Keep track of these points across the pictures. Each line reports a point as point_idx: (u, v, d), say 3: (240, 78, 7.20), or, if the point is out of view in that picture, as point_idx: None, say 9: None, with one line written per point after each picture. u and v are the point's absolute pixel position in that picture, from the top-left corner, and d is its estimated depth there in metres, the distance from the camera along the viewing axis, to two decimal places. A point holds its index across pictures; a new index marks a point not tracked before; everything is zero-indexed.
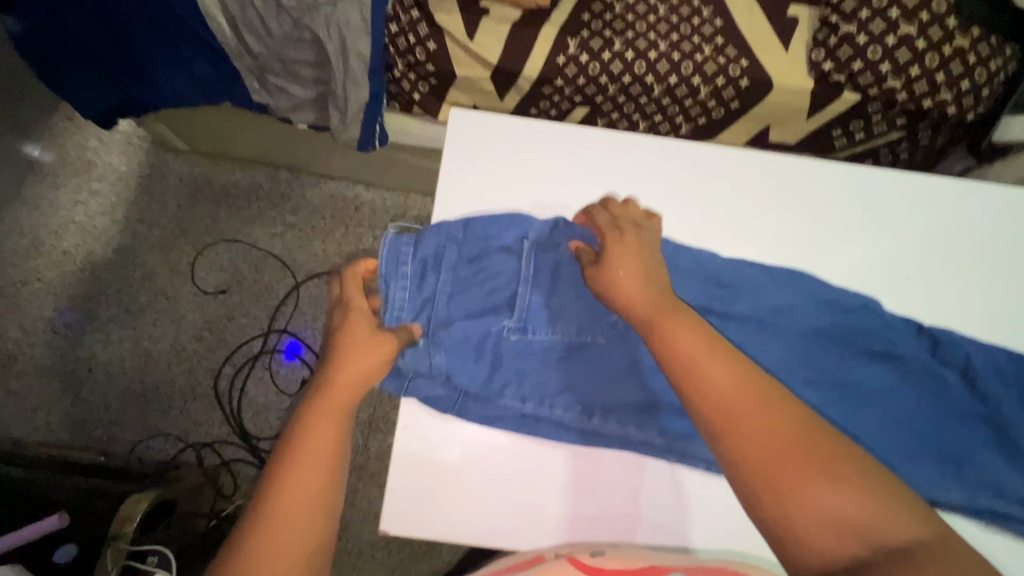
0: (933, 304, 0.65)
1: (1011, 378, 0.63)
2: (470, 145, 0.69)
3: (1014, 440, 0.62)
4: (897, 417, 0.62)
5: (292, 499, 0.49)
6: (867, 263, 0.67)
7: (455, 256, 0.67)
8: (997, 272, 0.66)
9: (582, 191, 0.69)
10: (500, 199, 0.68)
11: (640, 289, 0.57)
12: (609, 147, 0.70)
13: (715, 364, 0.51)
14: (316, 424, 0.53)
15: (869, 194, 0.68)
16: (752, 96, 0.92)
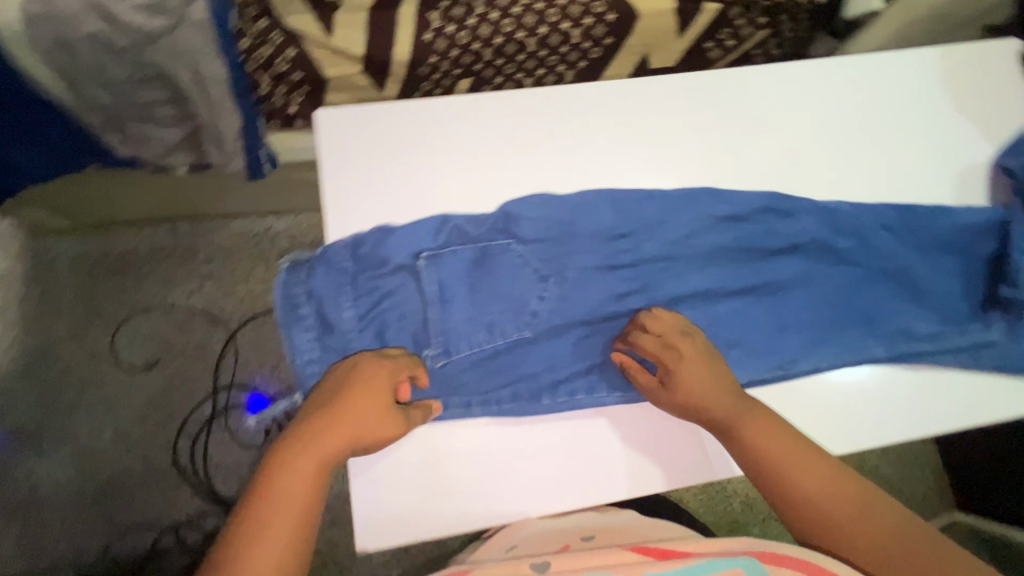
0: (830, 181, 0.69)
1: (898, 228, 0.67)
2: (343, 149, 0.65)
3: (917, 286, 0.66)
4: (818, 295, 0.66)
5: (283, 497, 0.53)
6: (758, 161, 0.69)
7: (351, 295, 0.63)
8: (877, 135, 0.70)
9: (467, 184, 0.67)
10: (390, 196, 0.65)
11: (715, 397, 0.60)
12: (482, 127, 0.68)
13: (778, 434, 0.59)
14: (319, 434, 0.55)
15: (747, 94, 0.70)
16: (620, 28, 0.93)
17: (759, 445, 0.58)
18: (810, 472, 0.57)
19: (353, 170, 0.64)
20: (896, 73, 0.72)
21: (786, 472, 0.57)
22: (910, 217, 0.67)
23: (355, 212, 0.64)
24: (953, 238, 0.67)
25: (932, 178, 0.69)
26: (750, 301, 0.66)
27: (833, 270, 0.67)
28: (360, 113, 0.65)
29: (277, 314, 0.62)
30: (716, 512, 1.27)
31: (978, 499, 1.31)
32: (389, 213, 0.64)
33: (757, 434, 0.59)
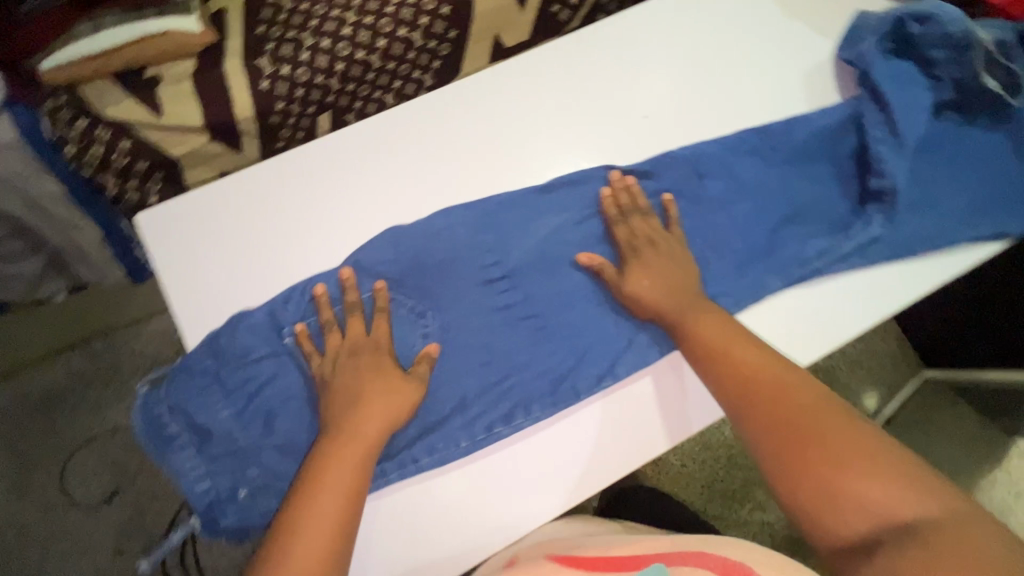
0: (691, 120, 0.68)
1: (763, 148, 0.67)
2: (181, 246, 0.62)
3: (801, 202, 0.66)
4: (712, 236, 0.65)
5: (330, 485, 0.53)
6: (615, 123, 0.68)
7: (221, 397, 0.59)
8: (728, 60, 0.69)
9: (322, 240, 0.64)
10: (246, 281, 0.62)
11: (665, 300, 0.61)
12: (320, 176, 0.65)
13: (743, 342, 0.58)
14: (361, 418, 0.57)
15: (586, 60, 0.69)
16: (459, 18, 0.89)
17: (727, 349, 0.58)
18: (775, 373, 0.56)
19: (204, 263, 0.62)
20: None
21: (748, 371, 0.56)
22: (768, 136, 0.67)
23: (213, 307, 0.61)
24: (816, 143, 0.67)
25: (790, 86, 0.69)
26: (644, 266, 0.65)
27: (713, 210, 0.66)
28: (199, 201, 0.63)
29: (143, 441, 0.59)
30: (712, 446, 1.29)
31: (942, 354, 1.37)
32: (246, 297, 0.62)
33: (725, 340, 0.59)
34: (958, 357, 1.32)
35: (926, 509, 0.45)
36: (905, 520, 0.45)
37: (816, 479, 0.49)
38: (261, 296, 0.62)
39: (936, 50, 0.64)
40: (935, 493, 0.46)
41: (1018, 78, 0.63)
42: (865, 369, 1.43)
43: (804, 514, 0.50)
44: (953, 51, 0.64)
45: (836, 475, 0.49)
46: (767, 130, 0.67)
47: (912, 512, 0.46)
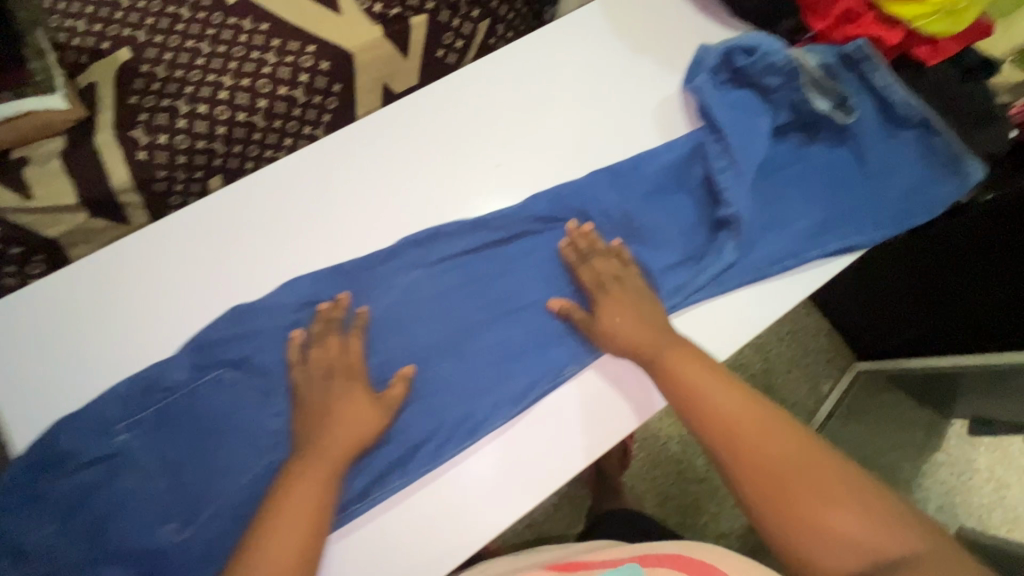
0: (547, 163, 0.66)
1: (616, 190, 0.64)
2: (20, 342, 0.62)
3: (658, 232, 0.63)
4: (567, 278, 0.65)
5: (298, 502, 0.54)
6: (467, 176, 0.67)
7: (49, 510, 0.57)
8: (594, 93, 0.64)
9: (167, 323, 0.63)
10: (88, 371, 0.62)
11: (641, 338, 0.58)
12: (167, 256, 0.65)
13: (706, 380, 0.56)
14: (327, 437, 0.57)
15: (431, 116, 0.68)
16: (341, 72, 0.89)
17: (698, 387, 0.56)
18: (741, 417, 0.54)
19: (56, 359, 0.62)
20: (586, 29, 0.68)
21: (720, 412, 0.54)
22: (620, 177, 0.63)
23: (54, 402, 0.61)
24: (676, 175, 0.62)
25: (663, 112, 0.63)
26: (503, 315, 0.64)
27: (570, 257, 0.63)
28: (19, 305, 0.62)
29: None
30: (660, 460, 1.31)
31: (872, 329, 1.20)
32: (85, 390, 0.61)
33: (693, 376, 0.56)
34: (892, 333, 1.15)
35: (906, 542, 0.46)
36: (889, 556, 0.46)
37: (802, 518, 0.49)
38: (102, 386, 0.62)
39: (771, 74, 0.60)
40: (907, 521, 0.48)
41: (846, 100, 0.60)
42: (799, 367, 1.45)
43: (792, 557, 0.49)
44: (785, 79, 0.60)
45: (817, 519, 0.48)
46: (619, 166, 0.63)
47: (897, 548, 0.46)
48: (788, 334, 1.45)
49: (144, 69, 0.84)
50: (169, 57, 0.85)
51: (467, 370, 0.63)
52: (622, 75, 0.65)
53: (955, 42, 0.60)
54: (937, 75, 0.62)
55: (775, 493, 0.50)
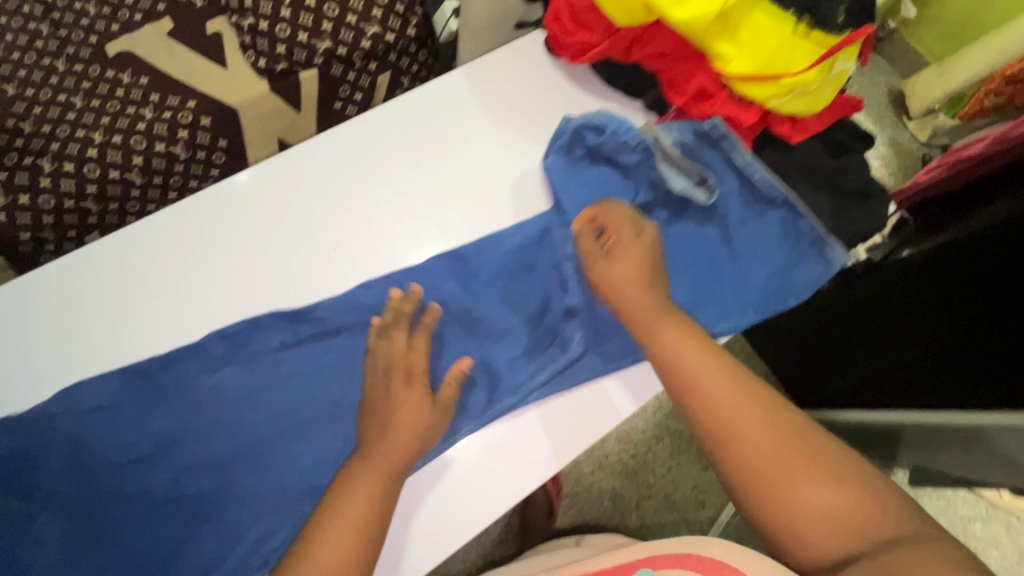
0: (399, 241, 0.58)
1: (466, 281, 0.57)
2: None
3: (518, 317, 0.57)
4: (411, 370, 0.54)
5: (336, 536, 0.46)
6: (302, 258, 0.57)
7: None
8: (445, 170, 0.60)
9: None
10: None
11: (639, 299, 0.53)
12: None
13: (703, 359, 0.51)
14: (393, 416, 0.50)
15: (260, 191, 0.58)
16: (225, 127, 0.85)
17: (689, 372, 0.51)
18: (729, 399, 0.50)
19: None
20: (445, 101, 0.63)
21: (714, 398, 0.50)
22: (465, 270, 0.57)
23: None
24: (525, 261, 0.57)
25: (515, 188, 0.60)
26: (337, 422, 0.53)
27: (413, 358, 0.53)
28: None
29: None
30: (591, 517, 1.29)
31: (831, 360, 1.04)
32: None
33: (686, 356, 0.51)
34: (857, 371, 0.98)
35: (891, 522, 0.45)
36: (880, 535, 0.45)
37: (793, 499, 0.47)
38: None
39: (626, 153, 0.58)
40: (887, 503, 0.47)
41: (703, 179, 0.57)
42: None
43: (781, 537, 0.48)
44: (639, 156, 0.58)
45: (808, 500, 0.47)
46: (464, 260, 0.56)
47: (889, 528, 0.45)
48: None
49: (7, 125, 0.79)
50: (37, 112, 0.80)
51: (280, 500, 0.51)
52: (479, 146, 0.61)
53: (817, 118, 0.58)
54: (802, 151, 0.60)
55: (767, 475, 0.48)
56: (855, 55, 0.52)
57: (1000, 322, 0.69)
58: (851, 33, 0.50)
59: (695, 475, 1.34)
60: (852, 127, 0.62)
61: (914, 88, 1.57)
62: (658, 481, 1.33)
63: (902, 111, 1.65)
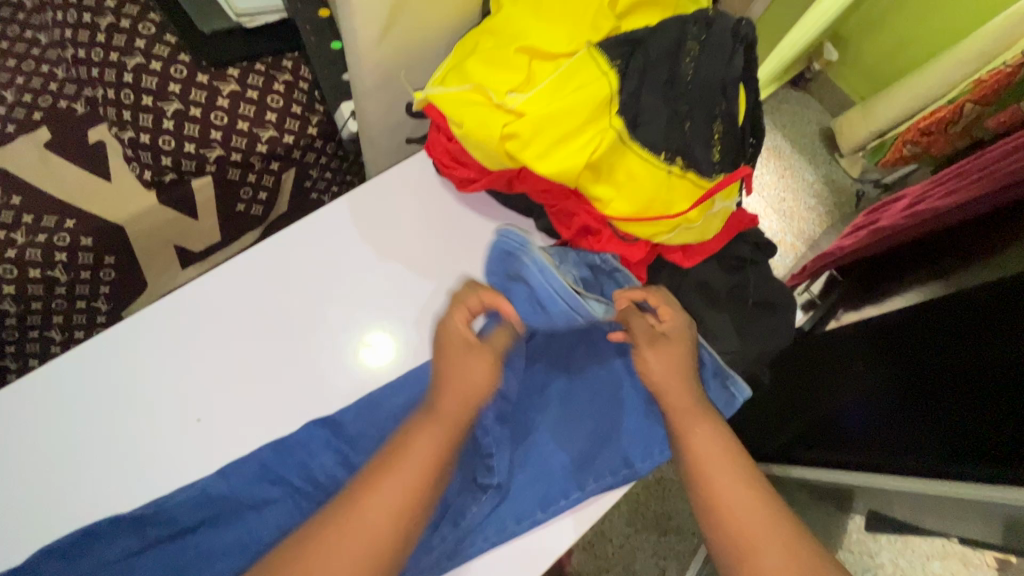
0: (276, 402, 0.52)
1: (347, 454, 0.49)
2: None
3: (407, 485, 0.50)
4: None
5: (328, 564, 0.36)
6: (153, 442, 0.49)
7: None
8: (322, 320, 0.56)
9: None
10: None
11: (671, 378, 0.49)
12: None
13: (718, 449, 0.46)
14: (414, 439, 0.42)
15: (101, 369, 0.51)
16: (111, 243, 0.79)
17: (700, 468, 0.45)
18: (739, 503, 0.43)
19: None
20: (322, 238, 0.58)
21: (728, 502, 0.43)
22: (343, 440, 0.50)
23: None
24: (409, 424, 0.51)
25: (401, 332, 0.56)
26: None
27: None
28: None
29: None
30: None
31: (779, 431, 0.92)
32: None
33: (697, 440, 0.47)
34: (783, 433, 0.89)
35: None
36: None
37: None
38: None
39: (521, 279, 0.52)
40: None
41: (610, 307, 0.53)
42: None
43: None
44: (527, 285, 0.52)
45: None
46: (342, 428, 0.50)
47: None
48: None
49: None
50: None
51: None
52: (363, 285, 0.58)
53: (708, 242, 0.56)
54: (700, 271, 0.58)
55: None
56: (735, 192, 0.50)
57: (982, 380, 0.58)
58: (727, 174, 0.48)
59: (653, 541, 1.29)
60: (750, 238, 0.61)
61: (840, 128, 1.59)
62: (615, 553, 1.27)
63: (833, 149, 1.67)
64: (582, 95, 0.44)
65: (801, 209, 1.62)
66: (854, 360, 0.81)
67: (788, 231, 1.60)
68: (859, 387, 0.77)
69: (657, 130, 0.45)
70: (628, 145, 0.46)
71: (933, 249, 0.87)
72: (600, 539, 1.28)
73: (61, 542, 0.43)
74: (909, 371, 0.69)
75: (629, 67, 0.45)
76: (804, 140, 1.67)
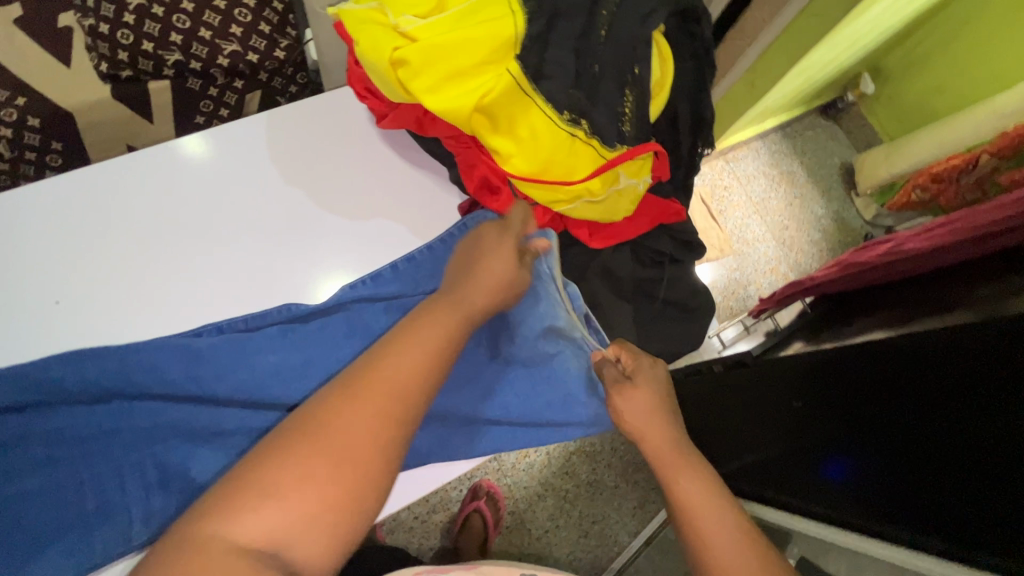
0: (144, 297, 0.51)
1: (196, 376, 0.47)
2: None
3: (249, 417, 0.48)
4: (103, 459, 0.45)
5: (306, 481, 0.33)
6: (7, 317, 0.48)
7: None
8: (211, 230, 0.54)
9: None
10: None
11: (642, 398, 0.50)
12: None
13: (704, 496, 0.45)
14: (395, 355, 0.39)
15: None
16: (60, 129, 0.79)
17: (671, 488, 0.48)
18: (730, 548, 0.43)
19: None
20: (232, 150, 0.56)
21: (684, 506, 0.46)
22: (199, 358, 0.47)
23: None
24: (265, 346, 0.49)
25: (290, 260, 0.55)
26: None
27: (104, 455, 0.45)
28: None
29: None
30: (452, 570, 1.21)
31: (741, 451, 0.82)
32: None
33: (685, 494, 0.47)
34: (735, 457, 0.84)
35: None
36: None
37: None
38: None
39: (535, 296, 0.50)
40: None
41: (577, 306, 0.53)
42: (628, 483, 1.28)
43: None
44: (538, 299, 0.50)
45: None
46: (198, 340, 0.49)
47: None
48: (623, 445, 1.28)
49: None
50: None
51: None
52: (262, 205, 0.55)
53: (621, 225, 0.53)
54: (608, 257, 0.55)
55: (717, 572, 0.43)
56: (642, 170, 0.47)
57: (937, 439, 0.47)
58: (633, 147, 0.45)
59: (572, 542, 1.23)
60: (676, 233, 0.57)
61: (861, 165, 1.48)
62: (530, 544, 1.22)
63: (850, 186, 1.55)
64: (484, 31, 0.40)
65: (802, 241, 1.50)
66: (793, 396, 0.68)
67: (783, 261, 1.48)
68: (804, 432, 0.65)
69: (562, 84, 0.42)
70: (529, 96, 0.42)
71: (902, 291, 0.79)
72: (518, 528, 1.23)
73: None
74: (851, 413, 0.58)
75: (539, 10, 0.41)
76: (823, 171, 1.55)
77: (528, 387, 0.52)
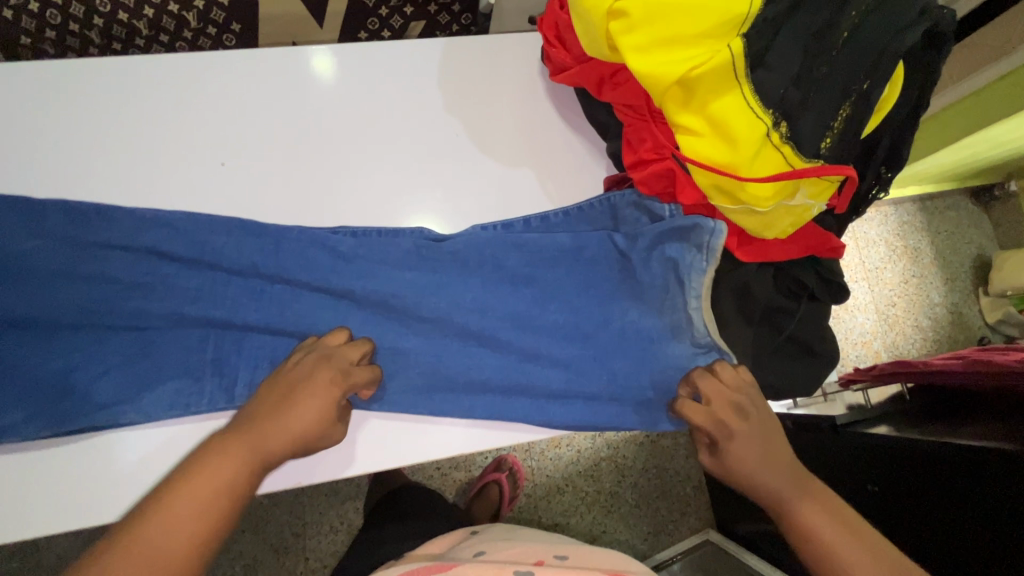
0: (295, 183, 0.53)
1: (332, 280, 0.51)
2: None
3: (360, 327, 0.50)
4: (232, 321, 0.49)
5: (210, 473, 0.40)
6: (178, 166, 0.52)
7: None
8: (370, 138, 0.55)
9: None
10: None
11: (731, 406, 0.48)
12: None
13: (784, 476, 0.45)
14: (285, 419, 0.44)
15: (163, 82, 0.53)
16: (242, 13, 0.82)
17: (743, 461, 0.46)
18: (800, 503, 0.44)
19: None
20: (407, 67, 0.57)
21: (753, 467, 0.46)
22: (341, 262, 0.51)
23: None
24: (399, 255, 0.52)
25: (434, 190, 0.55)
26: (123, 339, 0.47)
27: (233, 317, 0.49)
28: None
29: None
30: None
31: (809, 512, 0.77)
32: None
33: (759, 465, 0.46)
34: None
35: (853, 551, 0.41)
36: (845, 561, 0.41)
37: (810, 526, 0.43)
38: None
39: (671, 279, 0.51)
40: None
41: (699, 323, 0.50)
42: (648, 506, 1.18)
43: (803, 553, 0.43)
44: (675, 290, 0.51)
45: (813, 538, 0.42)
46: (343, 238, 0.52)
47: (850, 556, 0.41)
48: (655, 468, 1.20)
49: None
50: None
51: (23, 395, 0.46)
52: (420, 128, 0.56)
53: (773, 247, 0.50)
54: (746, 274, 0.52)
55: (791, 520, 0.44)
56: (824, 193, 0.44)
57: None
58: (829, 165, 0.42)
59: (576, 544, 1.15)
60: (824, 269, 0.53)
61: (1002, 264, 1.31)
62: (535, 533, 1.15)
63: (980, 283, 1.38)
64: (718, 3, 0.38)
65: (907, 323, 1.34)
66: (869, 475, 0.66)
67: (878, 338, 1.33)
68: (867, 513, 0.66)
69: (781, 78, 0.39)
70: (741, 83, 0.40)
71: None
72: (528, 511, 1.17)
73: (81, 204, 0.48)
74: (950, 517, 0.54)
75: None
76: (954, 258, 1.38)
77: (627, 368, 0.52)
